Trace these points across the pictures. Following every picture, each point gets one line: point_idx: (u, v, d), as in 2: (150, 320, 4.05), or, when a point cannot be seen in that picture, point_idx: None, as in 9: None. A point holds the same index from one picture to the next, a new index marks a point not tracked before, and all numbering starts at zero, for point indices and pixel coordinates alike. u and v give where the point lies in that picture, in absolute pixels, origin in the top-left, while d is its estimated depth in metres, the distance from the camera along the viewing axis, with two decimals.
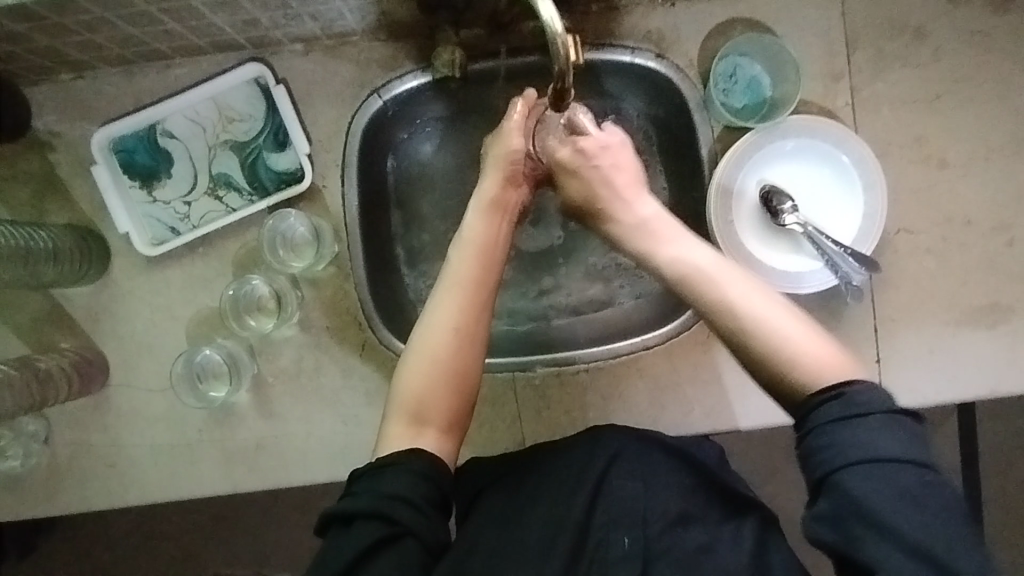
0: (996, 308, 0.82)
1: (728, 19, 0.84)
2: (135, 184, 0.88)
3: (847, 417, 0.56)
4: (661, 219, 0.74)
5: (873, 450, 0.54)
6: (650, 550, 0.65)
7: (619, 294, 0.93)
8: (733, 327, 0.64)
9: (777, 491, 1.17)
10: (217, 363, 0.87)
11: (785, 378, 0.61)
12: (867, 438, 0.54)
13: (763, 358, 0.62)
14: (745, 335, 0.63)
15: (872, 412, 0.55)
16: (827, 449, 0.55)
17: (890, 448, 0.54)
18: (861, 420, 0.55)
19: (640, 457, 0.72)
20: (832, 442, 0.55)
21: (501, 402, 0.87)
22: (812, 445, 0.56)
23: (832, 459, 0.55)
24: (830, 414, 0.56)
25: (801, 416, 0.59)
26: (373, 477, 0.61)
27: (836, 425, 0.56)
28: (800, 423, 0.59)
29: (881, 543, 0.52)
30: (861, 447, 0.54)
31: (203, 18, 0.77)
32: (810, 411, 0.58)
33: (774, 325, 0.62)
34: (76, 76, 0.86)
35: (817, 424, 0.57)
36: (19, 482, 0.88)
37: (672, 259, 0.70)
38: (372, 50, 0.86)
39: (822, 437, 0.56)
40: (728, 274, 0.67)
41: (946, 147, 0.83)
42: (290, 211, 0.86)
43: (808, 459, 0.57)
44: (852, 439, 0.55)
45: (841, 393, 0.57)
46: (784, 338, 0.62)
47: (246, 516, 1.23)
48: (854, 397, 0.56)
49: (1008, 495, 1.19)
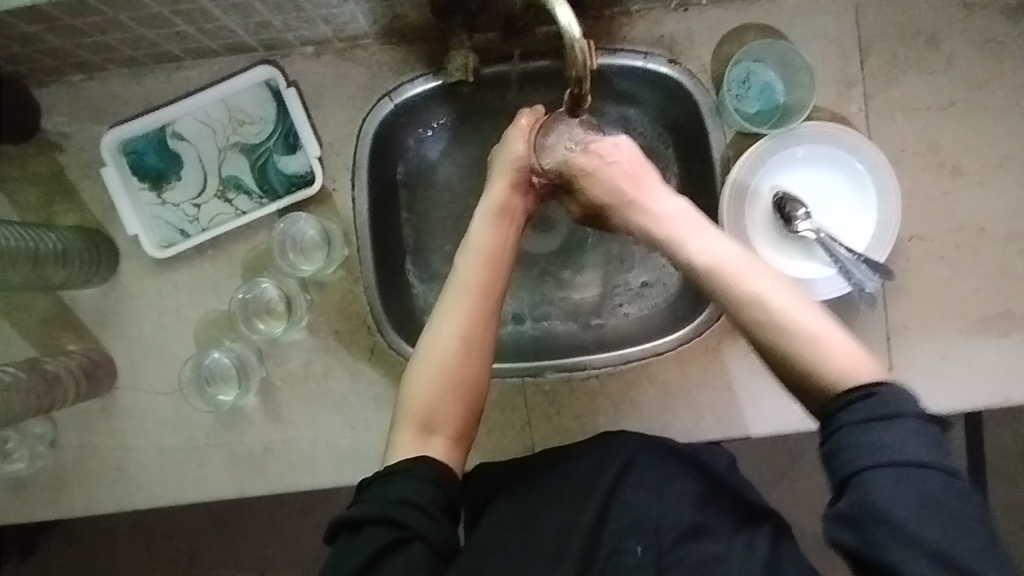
0: (1009, 317, 0.82)
1: (742, 24, 0.84)
2: (145, 186, 0.87)
3: (874, 418, 0.55)
4: (687, 213, 0.73)
5: (900, 453, 0.53)
6: (662, 557, 0.63)
7: (623, 303, 0.93)
8: (759, 325, 0.63)
9: (784, 498, 1.16)
10: (224, 367, 0.86)
11: (811, 378, 0.60)
12: (893, 440, 0.54)
13: (786, 358, 0.62)
14: (769, 335, 0.62)
15: (902, 414, 0.55)
16: (852, 450, 0.55)
17: (917, 452, 0.53)
18: (891, 422, 0.54)
19: (653, 465, 0.71)
20: (859, 442, 0.55)
21: (510, 407, 0.87)
22: (838, 444, 0.56)
23: (856, 459, 0.54)
24: (856, 414, 0.56)
25: (825, 415, 0.58)
26: (382, 484, 0.60)
27: (862, 425, 0.55)
28: (824, 422, 0.58)
29: (900, 546, 0.51)
30: (886, 449, 0.53)
31: (216, 21, 0.77)
32: (837, 410, 0.57)
33: (800, 322, 0.62)
34: (86, 78, 0.86)
35: (843, 424, 0.56)
36: (24, 485, 0.87)
37: (700, 250, 0.69)
38: (384, 53, 0.86)
39: (847, 437, 0.56)
40: (753, 270, 0.66)
41: (960, 155, 0.83)
42: (300, 214, 0.86)
43: (831, 460, 0.56)
44: (880, 440, 0.54)
45: (874, 393, 0.56)
46: (808, 336, 0.61)
47: (250, 519, 1.22)
48: (883, 399, 0.56)
49: (1016, 503, 1.18)
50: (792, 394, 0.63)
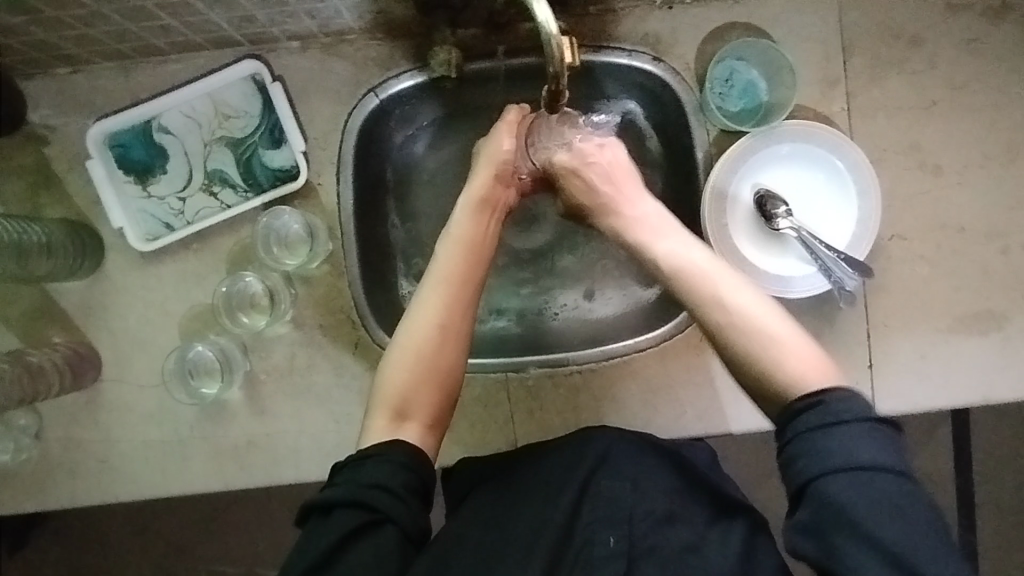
0: (989, 315, 0.82)
1: (725, 23, 0.84)
2: (130, 180, 0.88)
3: (826, 425, 0.56)
4: (659, 217, 0.74)
5: (850, 459, 0.54)
6: (634, 547, 0.64)
7: (599, 300, 0.94)
8: (719, 324, 0.65)
9: (769, 496, 1.17)
10: (208, 360, 0.87)
11: (770, 382, 0.62)
12: (845, 446, 0.55)
13: (745, 357, 0.63)
14: (725, 337, 0.65)
15: (850, 420, 0.56)
16: (806, 458, 0.56)
17: (869, 455, 0.54)
18: (840, 429, 0.56)
19: (627, 457, 0.72)
20: (812, 449, 0.56)
21: (493, 402, 0.87)
22: (793, 452, 0.57)
23: (809, 467, 0.56)
24: (809, 423, 0.57)
25: (782, 425, 0.59)
26: (354, 468, 0.60)
27: (815, 433, 0.57)
28: (781, 430, 0.59)
29: (862, 550, 0.52)
30: (838, 455, 0.55)
31: (200, 15, 0.77)
32: (791, 418, 0.59)
33: (761, 326, 0.64)
34: (72, 71, 0.86)
35: (796, 433, 0.58)
36: (8, 477, 0.88)
37: (666, 253, 0.71)
38: (370, 48, 0.86)
39: (801, 446, 0.57)
40: (717, 273, 0.68)
41: (942, 154, 0.83)
42: (284, 209, 0.86)
43: (787, 468, 0.57)
44: (830, 447, 0.55)
45: (821, 402, 0.58)
46: (768, 340, 0.63)
47: (238, 512, 1.23)
48: (832, 405, 0.57)
49: (1000, 500, 1.19)
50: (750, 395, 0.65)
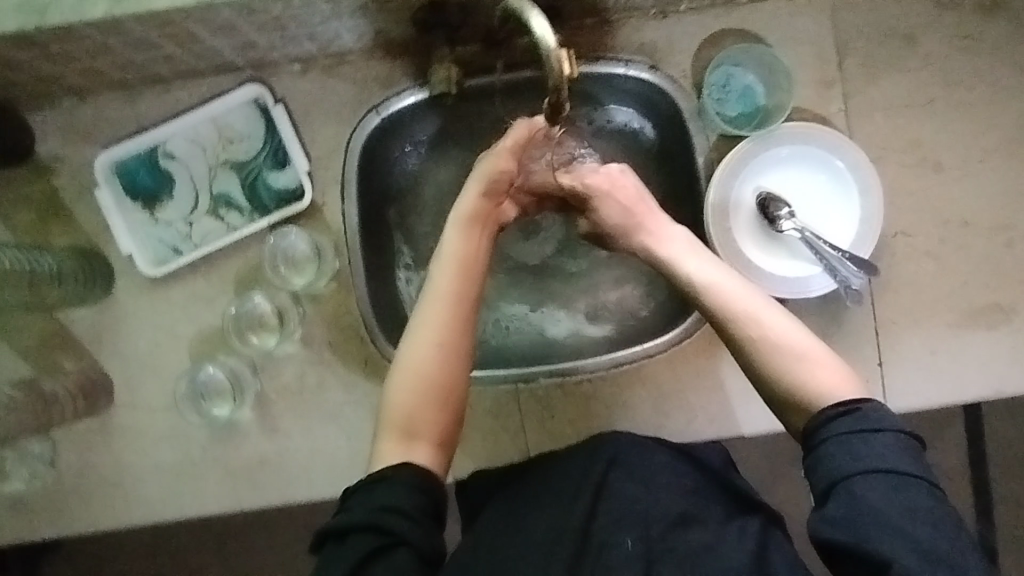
0: (997, 309, 0.82)
1: (720, 30, 0.85)
2: (137, 207, 0.89)
3: (862, 429, 0.57)
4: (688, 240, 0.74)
5: (887, 463, 0.55)
6: (652, 550, 0.63)
7: (606, 308, 0.94)
8: (750, 342, 0.65)
9: (783, 499, 1.16)
10: (218, 381, 0.87)
11: (794, 395, 0.61)
12: (884, 450, 0.55)
13: (765, 371, 0.63)
14: (757, 353, 0.64)
15: (885, 429, 0.57)
16: (839, 458, 0.56)
17: (904, 463, 0.55)
18: (876, 434, 0.56)
19: (639, 461, 0.72)
20: (849, 450, 0.56)
21: (503, 414, 0.87)
22: (827, 452, 0.57)
23: (844, 466, 0.56)
24: (843, 427, 0.57)
25: (810, 429, 0.59)
26: (365, 492, 0.60)
27: (849, 436, 0.57)
28: (809, 434, 0.59)
29: (897, 543, 0.52)
30: (874, 457, 0.55)
31: (202, 42, 0.78)
32: (821, 423, 0.59)
33: (783, 339, 0.64)
34: (78, 101, 0.88)
35: (830, 435, 0.58)
36: (21, 504, 0.88)
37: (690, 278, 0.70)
38: (370, 67, 0.87)
39: (836, 446, 0.57)
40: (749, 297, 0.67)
41: (941, 151, 0.84)
42: (291, 228, 0.88)
43: (818, 467, 0.57)
44: (868, 450, 0.56)
45: (857, 409, 0.58)
46: (793, 355, 0.63)
47: (252, 533, 1.23)
48: (870, 413, 0.58)
49: (1017, 496, 1.18)
50: (772, 410, 0.64)
